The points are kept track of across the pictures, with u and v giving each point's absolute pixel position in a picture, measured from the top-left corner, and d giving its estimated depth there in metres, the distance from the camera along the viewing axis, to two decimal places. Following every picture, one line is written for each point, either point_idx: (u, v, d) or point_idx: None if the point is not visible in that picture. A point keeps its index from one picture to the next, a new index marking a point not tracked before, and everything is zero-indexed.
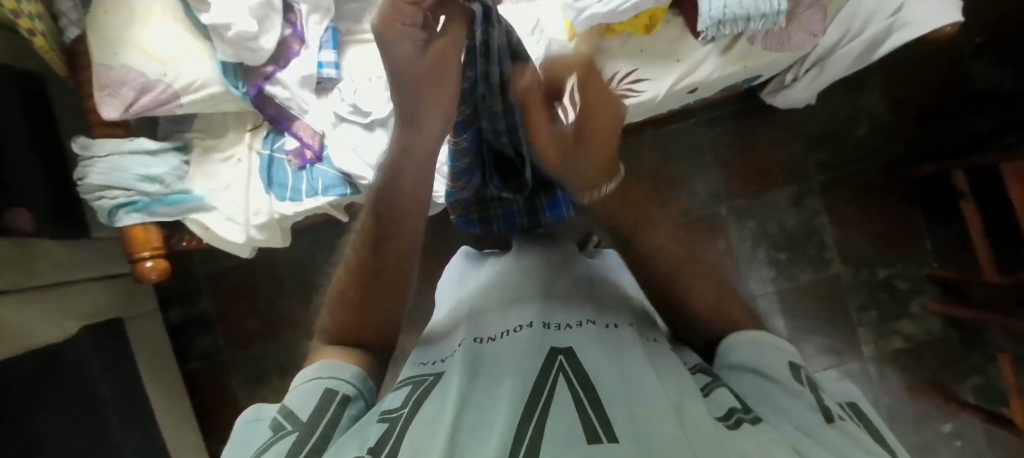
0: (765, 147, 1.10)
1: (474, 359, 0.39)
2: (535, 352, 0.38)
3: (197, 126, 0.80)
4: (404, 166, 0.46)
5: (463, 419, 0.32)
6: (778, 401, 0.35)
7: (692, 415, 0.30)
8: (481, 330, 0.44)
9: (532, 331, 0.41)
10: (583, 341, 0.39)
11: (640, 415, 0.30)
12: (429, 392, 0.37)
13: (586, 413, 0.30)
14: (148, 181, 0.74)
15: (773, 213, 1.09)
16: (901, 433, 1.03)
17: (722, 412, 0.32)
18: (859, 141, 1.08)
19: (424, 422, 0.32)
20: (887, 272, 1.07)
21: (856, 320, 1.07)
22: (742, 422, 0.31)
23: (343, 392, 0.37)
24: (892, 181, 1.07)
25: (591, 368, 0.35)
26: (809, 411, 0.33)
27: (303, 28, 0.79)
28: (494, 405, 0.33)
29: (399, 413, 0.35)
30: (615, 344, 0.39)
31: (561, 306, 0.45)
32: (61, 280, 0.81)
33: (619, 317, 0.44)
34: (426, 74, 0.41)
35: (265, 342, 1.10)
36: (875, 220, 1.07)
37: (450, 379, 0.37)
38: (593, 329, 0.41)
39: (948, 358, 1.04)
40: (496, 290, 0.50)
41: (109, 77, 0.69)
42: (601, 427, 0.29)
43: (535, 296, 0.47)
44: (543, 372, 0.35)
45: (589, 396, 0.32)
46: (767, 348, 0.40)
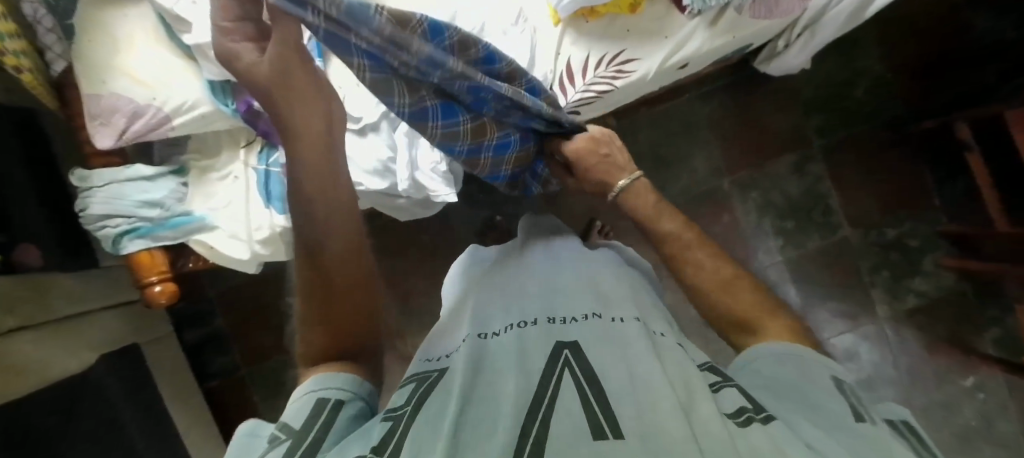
0: (763, 116, 1.08)
1: (478, 354, 0.39)
2: (540, 348, 0.38)
3: (192, 147, 0.80)
4: (298, 167, 0.42)
5: (467, 417, 0.32)
6: (815, 404, 0.35)
7: (700, 414, 0.30)
8: (485, 325, 0.44)
9: (537, 327, 0.41)
10: (588, 336, 0.39)
11: (647, 413, 0.30)
12: (432, 388, 0.37)
13: (591, 412, 0.30)
14: (148, 206, 0.74)
15: (775, 183, 1.08)
16: (922, 392, 1.02)
17: (732, 408, 0.33)
18: (857, 102, 1.06)
19: (428, 420, 0.33)
20: (896, 231, 1.06)
21: (868, 283, 1.06)
22: (753, 421, 0.31)
23: (336, 398, 0.37)
24: (894, 139, 1.06)
25: (597, 366, 0.35)
26: (840, 412, 0.33)
27: None
28: (498, 404, 0.33)
29: (400, 412, 0.35)
30: (620, 336, 0.39)
31: (565, 299, 0.45)
32: (74, 312, 0.82)
33: (626, 308, 0.43)
34: (270, 80, 0.40)
35: (281, 355, 1.11)
36: (880, 181, 1.06)
37: (454, 373, 0.38)
38: (599, 323, 0.41)
39: (964, 313, 1.03)
40: (501, 285, 0.50)
41: (100, 106, 0.70)
42: (606, 428, 0.29)
43: (539, 291, 0.47)
44: (548, 367, 0.35)
45: (595, 395, 0.32)
46: (794, 358, 0.39)
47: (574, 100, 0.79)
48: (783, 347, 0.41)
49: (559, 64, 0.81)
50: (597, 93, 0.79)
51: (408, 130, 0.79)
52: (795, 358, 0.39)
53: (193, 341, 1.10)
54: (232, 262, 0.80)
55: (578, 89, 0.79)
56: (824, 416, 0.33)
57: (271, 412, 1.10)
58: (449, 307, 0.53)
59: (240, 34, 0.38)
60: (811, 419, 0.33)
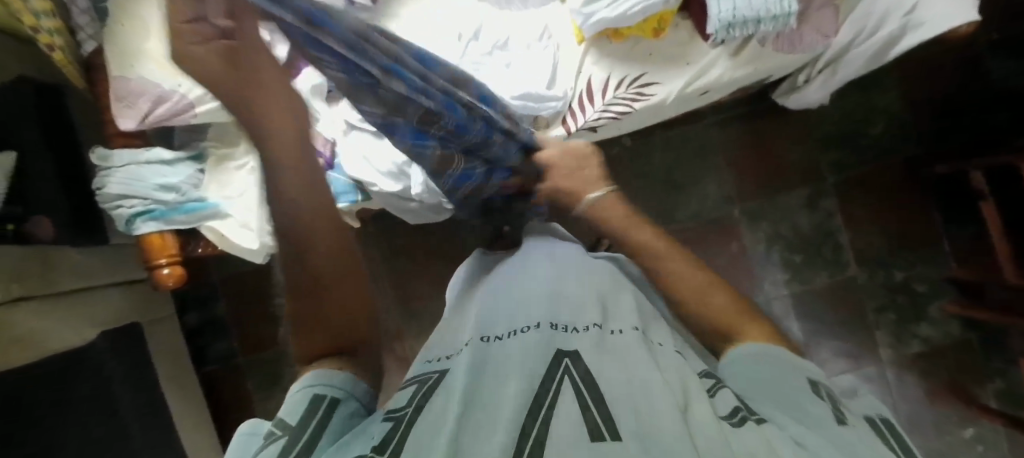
0: (777, 148, 1.08)
1: (480, 358, 0.39)
2: (541, 352, 0.38)
3: (213, 134, 0.80)
4: (278, 176, 0.45)
5: (467, 418, 0.32)
6: (797, 404, 0.34)
7: (697, 418, 0.31)
8: (488, 329, 0.44)
9: (539, 330, 0.41)
10: (589, 342, 0.39)
11: (646, 415, 0.31)
12: (433, 389, 0.37)
13: (590, 413, 0.31)
14: (164, 190, 0.75)
15: (786, 215, 1.08)
16: (920, 437, 1.01)
17: (728, 410, 0.33)
18: (874, 141, 1.06)
19: (428, 421, 0.33)
20: (904, 274, 1.05)
21: (873, 323, 1.05)
22: (745, 422, 0.32)
23: (331, 395, 0.37)
24: (908, 181, 1.06)
25: (597, 370, 0.35)
26: (819, 416, 0.33)
27: None
28: (499, 403, 0.33)
29: (402, 413, 0.35)
30: (621, 345, 0.39)
31: (567, 305, 0.45)
32: (81, 286, 0.83)
33: (625, 320, 0.43)
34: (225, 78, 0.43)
35: (279, 346, 1.12)
36: (892, 221, 1.06)
37: (455, 373, 0.38)
38: (601, 333, 0.41)
39: (968, 360, 1.02)
40: (504, 291, 0.50)
41: (128, 89, 0.71)
42: (606, 428, 0.30)
43: (542, 295, 0.47)
44: (551, 371, 0.35)
45: (595, 398, 0.32)
46: (779, 364, 0.39)
47: (592, 119, 0.80)
48: (762, 351, 0.41)
49: (580, 82, 0.82)
50: (616, 114, 0.80)
51: None
52: (779, 362, 0.39)
53: (193, 325, 1.11)
54: (241, 251, 0.81)
55: (597, 109, 0.80)
56: (801, 418, 0.33)
57: (265, 402, 1.10)
58: (452, 312, 0.53)
59: (197, 35, 0.40)
60: (794, 421, 0.33)
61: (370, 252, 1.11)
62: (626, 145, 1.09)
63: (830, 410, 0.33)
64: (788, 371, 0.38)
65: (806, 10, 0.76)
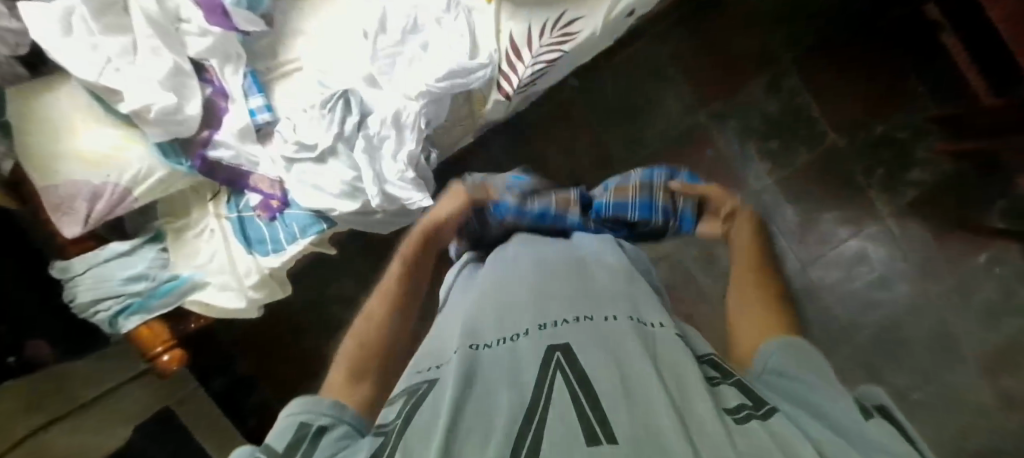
0: (725, 41, 1.06)
1: (471, 363, 0.36)
2: (532, 355, 0.35)
3: (163, 211, 0.80)
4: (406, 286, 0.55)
5: (458, 428, 0.29)
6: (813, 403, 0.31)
7: (695, 409, 0.29)
8: (477, 334, 0.40)
9: (529, 337, 0.38)
10: (581, 337, 0.37)
11: (641, 415, 0.28)
12: (424, 400, 0.34)
13: (584, 414, 0.28)
14: (134, 281, 0.74)
15: (753, 106, 1.06)
16: (937, 278, 1.02)
17: (731, 404, 0.30)
18: (819, 5, 1.03)
19: (417, 435, 0.30)
20: (884, 127, 1.03)
21: (865, 184, 1.04)
22: (752, 417, 0.28)
23: (318, 422, 0.35)
24: (863, 34, 1.03)
25: (588, 365, 0.33)
26: (846, 411, 0.30)
27: (222, 82, 0.78)
28: (493, 415, 0.30)
29: (392, 426, 0.33)
30: (612, 338, 0.37)
31: (555, 303, 0.42)
32: (99, 393, 0.85)
33: (618, 307, 0.41)
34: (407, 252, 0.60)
35: (308, 384, 1.13)
36: (857, 79, 1.03)
37: (445, 382, 0.35)
38: (591, 326, 0.38)
39: (968, 192, 1.01)
40: (486, 294, 0.47)
41: (58, 196, 0.68)
42: (601, 432, 0.26)
43: (527, 293, 0.44)
44: (541, 373, 0.33)
45: (588, 395, 0.30)
46: (807, 358, 0.36)
47: (525, 76, 0.77)
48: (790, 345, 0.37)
49: (503, 41, 0.77)
50: (547, 63, 0.76)
51: (366, 146, 0.76)
52: (812, 356, 0.36)
53: (220, 389, 1.11)
54: (234, 312, 0.80)
55: (528, 64, 0.76)
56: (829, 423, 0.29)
57: None
58: (438, 322, 0.49)
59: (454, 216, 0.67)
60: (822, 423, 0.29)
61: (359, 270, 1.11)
62: (575, 87, 1.07)
63: (848, 408, 0.30)
64: (814, 362, 0.35)
65: None
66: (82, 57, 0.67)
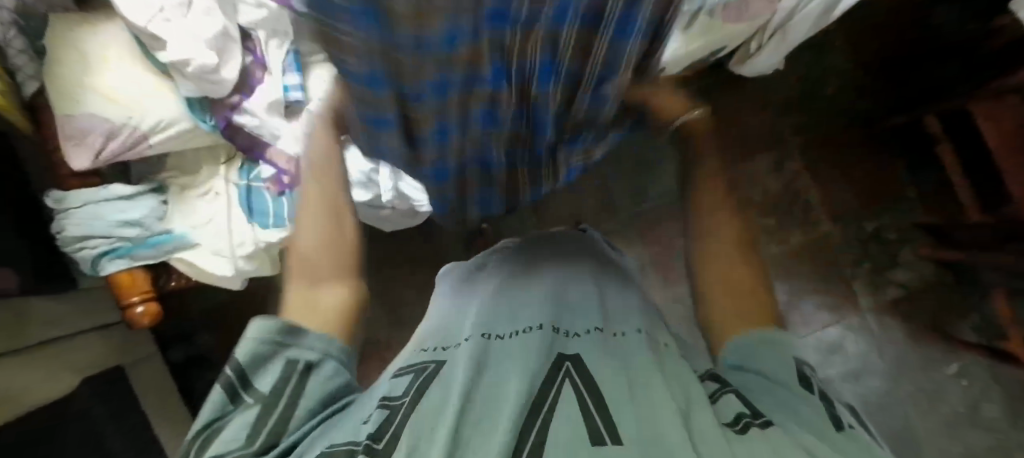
0: (739, 116, 1.11)
1: (482, 353, 0.37)
2: (544, 351, 0.36)
3: (171, 165, 0.80)
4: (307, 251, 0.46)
5: (468, 411, 0.30)
6: (777, 396, 0.37)
7: (698, 420, 0.30)
8: (490, 326, 0.41)
9: (543, 331, 0.39)
10: (592, 346, 0.38)
11: (648, 420, 0.30)
12: (431, 380, 0.35)
13: (590, 415, 0.29)
14: (127, 226, 0.73)
15: (757, 180, 1.11)
16: (907, 378, 1.04)
17: (731, 417, 0.32)
18: (832, 99, 1.09)
19: (426, 413, 0.30)
20: (875, 224, 1.08)
21: (849, 275, 1.08)
22: (750, 426, 0.30)
23: (306, 359, 0.37)
24: (867, 135, 1.09)
25: (600, 374, 0.34)
26: (818, 419, 0.34)
27: (264, 54, 0.80)
28: (502, 401, 0.31)
29: (398, 402, 0.33)
30: (621, 351, 0.38)
31: (567, 313, 0.44)
32: (55, 336, 0.82)
33: (625, 325, 0.43)
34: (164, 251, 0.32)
35: None
36: (858, 175, 1.09)
37: (455, 367, 0.35)
38: (599, 338, 0.40)
39: (945, 300, 1.05)
40: (501, 293, 0.48)
41: (73, 127, 0.68)
42: (607, 434, 0.28)
43: (542, 300, 0.45)
44: (550, 375, 0.34)
45: (597, 401, 0.31)
46: (777, 349, 0.42)
47: None
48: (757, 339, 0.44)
49: None
50: None
51: None
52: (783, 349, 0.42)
53: (178, 361, 1.08)
54: (216, 279, 0.79)
55: None
56: (801, 421, 0.34)
57: None
58: (447, 311, 0.50)
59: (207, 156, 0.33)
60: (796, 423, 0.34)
61: None
62: None
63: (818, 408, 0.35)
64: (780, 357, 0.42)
65: None
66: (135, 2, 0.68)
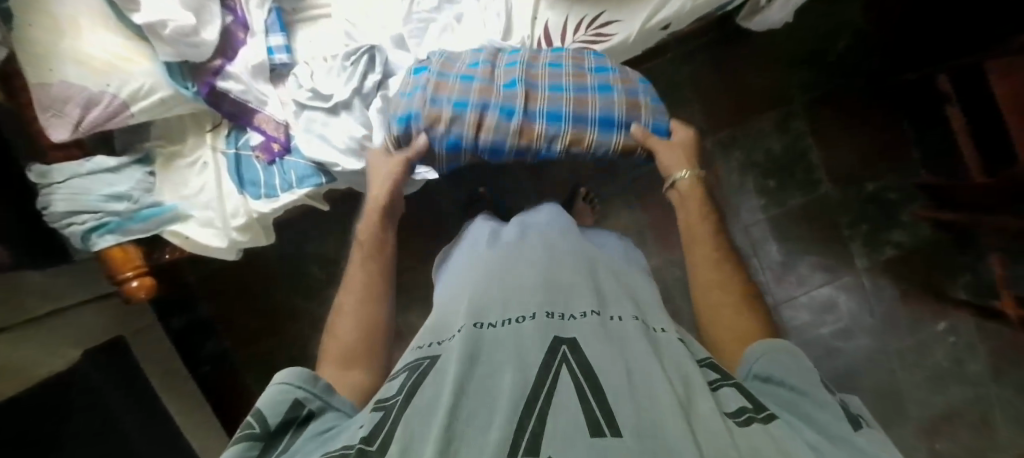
0: (744, 74, 1.07)
1: (474, 344, 0.36)
2: (538, 340, 0.36)
3: (156, 133, 0.77)
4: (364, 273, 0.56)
5: (460, 407, 0.30)
6: (806, 410, 0.33)
7: (699, 410, 0.29)
8: (481, 314, 0.40)
9: (534, 321, 0.38)
10: (589, 330, 0.37)
11: (646, 412, 0.29)
12: (424, 377, 0.35)
13: (587, 405, 0.29)
14: (115, 199, 0.71)
15: (759, 141, 1.08)
16: (897, 336, 1.06)
17: (733, 407, 0.31)
18: (841, 55, 1.05)
19: (420, 411, 0.30)
20: (875, 185, 1.07)
21: (847, 236, 1.08)
22: (754, 421, 0.29)
23: (310, 406, 0.39)
24: (874, 92, 1.06)
25: (596, 360, 0.33)
26: (834, 420, 0.32)
27: (245, 13, 0.76)
28: (495, 397, 0.31)
29: (392, 402, 0.33)
30: (619, 337, 0.37)
31: (564, 294, 0.42)
32: (50, 310, 0.81)
33: (624, 306, 0.42)
34: None
35: (270, 338, 1.11)
36: (862, 134, 1.07)
37: (446, 362, 0.35)
38: (598, 321, 0.38)
39: (940, 259, 1.06)
40: (494, 276, 0.46)
41: (49, 97, 0.64)
42: (605, 426, 0.27)
43: (536, 283, 0.44)
44: (545, 363, 0.33)
45: (593, 390, 0.30)
46: (791, 357, 0.37)
47: None
48: (772, 345, 0.39)
49: (537, 29, 0.76)
50: None
51: (382, 107, 0.74)
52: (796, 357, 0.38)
53: (179, 327, 1.06)
54: (211, 251, 0.77)
55: None
56: (819, 429, 0.31)
57: None
58: (444, 299, 0.49)
59: None
60: (811, 425, 0.32)
61: (344, 229, 1.09)
62: None
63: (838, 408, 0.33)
64: (797, 362, 0.37)
65: None
66: None
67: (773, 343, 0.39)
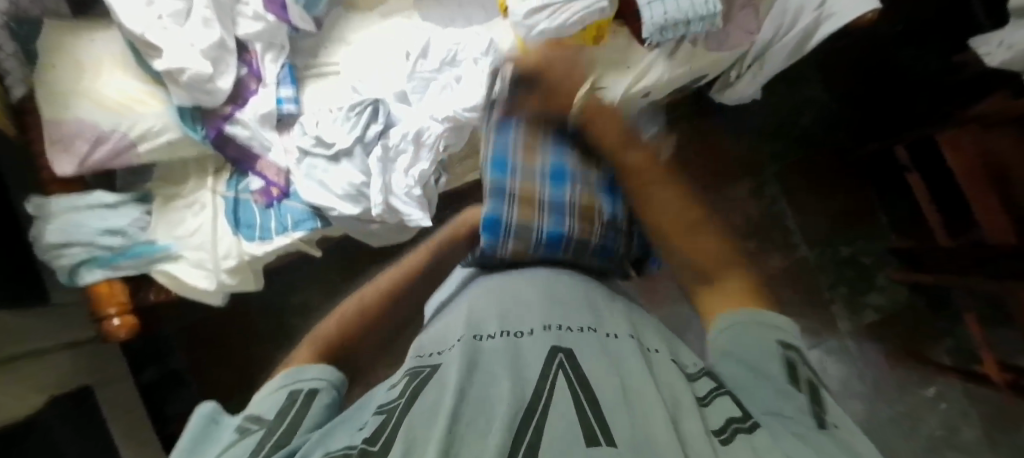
0: (719, 142, 1.16)
1: (474, 355, 0.35)
2: (537, 353, 0.36)
3: (158, 174, 0.79)
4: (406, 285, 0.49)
5: (460, 413, 0.29)
6: (768, 398, 0.33)
7: (687, 428, 0.29)
8: (480, 328, 0.40)
9: (532, 336, 0.38)
10: (584, 344, 0.37)
11: (640, 426, 0.29)
12: (427, 384, 0.34)
13: (585, 414, 0.29)
14: (109, 234, 0.71)
15: (737, 205, 1.14)
16: (887, 402, 1.05)
17: (719, 424, 0.31)
18: (806, 128, 1.14)
19: (420, 415, 0.29)
20: (850, 249, 1.12)
21: (828, 298, 1.11)
22: (737, 435, 0.29)
23: (310, 385, 0.34)
24: (841, 163, 1.14)
25: (591, 371, 0.33)
26: (810, 416, 0.31)
27: (259, 67, 0.81)
28: (493, 402, 0.30)
29: (393, 405, 0.32)
30: (614, 353, 0.37)
31: (561, 310, 0.42)
32: (21, 353, 0.77)
33: (620, 326, 0.42)
34: None
35: (245, 394, 1.06)
36: (833, 200, 1.13)
37: (447, 371, 0.34)
38: (595, 337, 0.39)
39: (919, 323, 1.08)
40: (491, 296, 0.46)
41: (62, 132, 0.68)
42: (600, 432, 0.27)
43: (534, 301, 0.44)
44: (543, 372, 0.33)
45: (589, 399, 0.30)
46: (761, 335, 0.38)
47: None
48: (753, 318, 0.40)
49: None
50: None
51: (382, 155, 0.78)
52: (769, 333, 0.38)
53: (149, 381, 1.01)
54: (194, 293, 0.76)
55: None
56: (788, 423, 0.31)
57: None
58: (437, 319, 0.48)
59: None
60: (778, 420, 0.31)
61: (332, 280, 1.09)
62: None
63: (806, 408, 0.32)
64: (766, 340, 0.38)
65: (730, 11, 0.81)
66: (135, 10, 0.71)
67: (743, 319, 0.40)
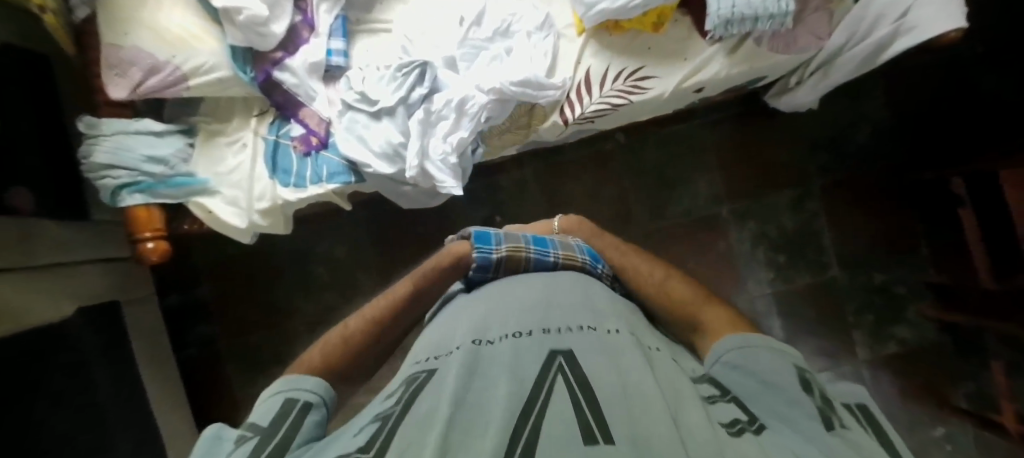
0: (766, 149, 1.11)
1: (473, 358, 0.36)
2: (535, 355, 0.36)
3: (204, 110, 0.80)
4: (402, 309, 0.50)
5: (458, 421, 0.29)
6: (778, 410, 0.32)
7: (688, 418, 0.29)
8: (481, 329, 0.40)
9: (531, 336, 0.38)
10: (584, 343, 0.37)
11: (640, 419, 0.29)
12: (426, 385, 0.35)
13: (582, 413, 0.29)
14: (153, 162, 0.73)
15: (773, 215, 1.11)
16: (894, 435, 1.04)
17: (727, 419, 0.31)
18: (860, 145, 1.09)
19: (418, 422, 0.30)
20: (884, 277, 1.08)
21: (852, 322, 1.08)
22: (745, 431, 0.30)
23: (304, 397, 0.36)
24: (890, 187, 1.09)
25: (591, 371, 0.33)
26: (809, 417, 0.30)
27: (314, 15, 0.81)
28: (491, 407, 0.31)
29: (391, 412, 0.33)
30: (614, 347, 0.37)
31: (562, 310, 0.42)
32: (66, 260, 0.81)
33: (621, 322, 0.41)
34: None
35: (262, 331, 1.09)
36: (875, 225, 1.09)
37: (446, 374, 0.35)
38: (593, 334, 0.38)
39: (942, 362, 1.05)
40: (495, 295, 0.46)
41: (119, 57, 0.69)
42: (599, 432, 0.27)
43: (535, 301, 0.43)
44: (542, 373, 0.33)
45: (587, 399, 0.30)
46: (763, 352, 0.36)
47: (588, 111, 0.80)
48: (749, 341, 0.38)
49: (579, 72, 0.80)
50: (612, 105, 0.79)
51: (423, 119, 0.78)
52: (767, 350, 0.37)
53: (174, 304, 1.08)
54: (230, 229, 0.79)
55: (594, 100, 0.79)
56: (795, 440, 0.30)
57: (245, 389, 1.07)
58: (443, 315, 0.48)
59: None
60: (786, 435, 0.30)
61: (358, 234, 1.11)
62: (620, 141, 1.11)
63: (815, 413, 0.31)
64: (770, 355, 0.36)
65: (802, 12, 0.77)
66: None
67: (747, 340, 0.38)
